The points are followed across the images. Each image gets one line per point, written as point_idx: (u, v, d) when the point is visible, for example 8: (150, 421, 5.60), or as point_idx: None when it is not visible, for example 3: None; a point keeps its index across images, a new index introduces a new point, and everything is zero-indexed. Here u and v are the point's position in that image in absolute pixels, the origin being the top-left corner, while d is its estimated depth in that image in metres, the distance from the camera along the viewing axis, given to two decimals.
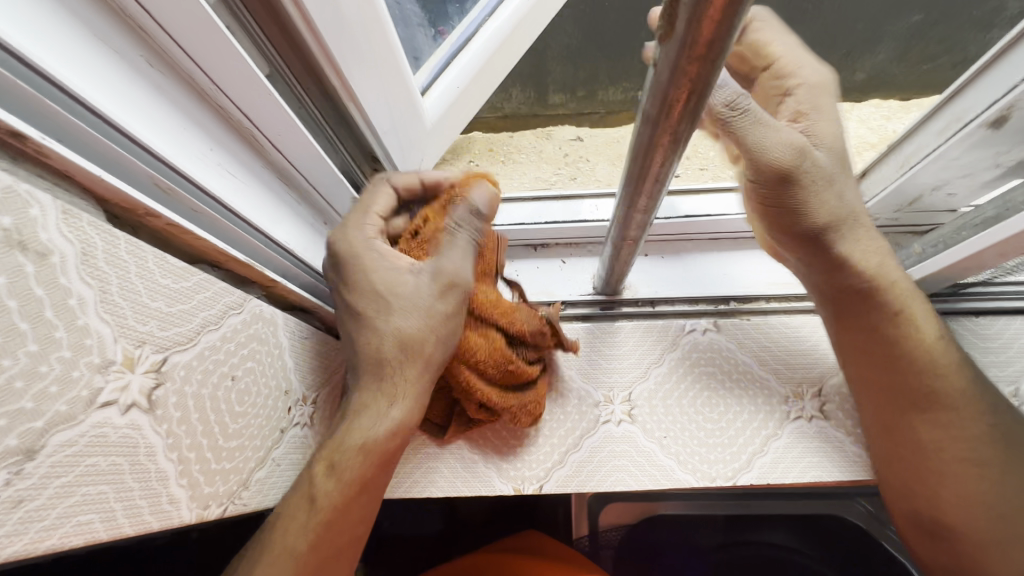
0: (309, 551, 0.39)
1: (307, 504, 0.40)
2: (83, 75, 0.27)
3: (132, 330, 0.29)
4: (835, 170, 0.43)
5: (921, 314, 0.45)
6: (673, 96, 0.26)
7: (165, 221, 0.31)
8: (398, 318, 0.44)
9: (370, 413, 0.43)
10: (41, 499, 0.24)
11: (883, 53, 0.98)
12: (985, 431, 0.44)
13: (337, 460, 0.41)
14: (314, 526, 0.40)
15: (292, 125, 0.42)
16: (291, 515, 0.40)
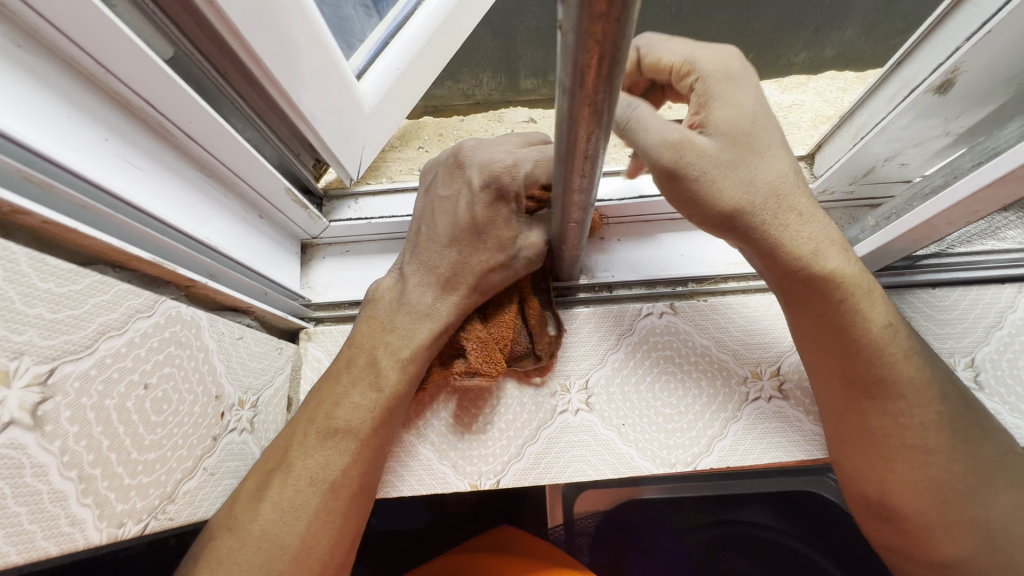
0: (365, 440, 0.44)
1: (373, 391, 0.45)
2: None
3: (4, 340, 0.26)
4: (753, 146, 0.38)
5: (877, 297, 0.42)
6: (585, 61, 0.24)
7: (41, 220, 0.28)
8: (482, 255, 0.49)
9: (416, 287, 0.49)
10: None
11: (849, 30, 0.97)
12: (937, 418, 0.42)
13: (402, 356, 0.47)
14: (376, 413, 0.45)
15: (204, 113, 0.39)
16: (357, 403, 0.45)
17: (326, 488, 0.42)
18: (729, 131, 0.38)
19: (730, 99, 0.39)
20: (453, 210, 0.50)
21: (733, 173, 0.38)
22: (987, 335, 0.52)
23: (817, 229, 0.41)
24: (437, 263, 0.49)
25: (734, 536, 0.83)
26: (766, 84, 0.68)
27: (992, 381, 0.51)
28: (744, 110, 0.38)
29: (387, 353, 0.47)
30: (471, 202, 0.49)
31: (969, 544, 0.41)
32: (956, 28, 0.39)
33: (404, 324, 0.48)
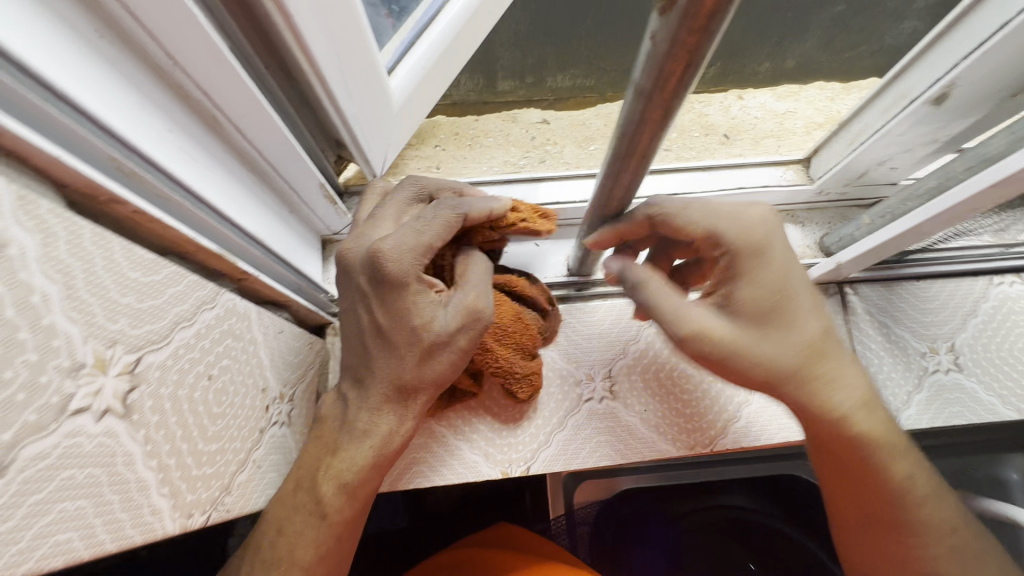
0: (310, 571, 0.41)
1: (316, 521, 0.42)
2: (41, 48, 0.24)
3: (102, 329, 0.26)
4: (789, 326, 0.42)
5: (892, 432, 0.44)
6: (669, 69, 0.27)
7: (130, 208, 0.28)
8: (399, 354, 0.43)
9: (356, 411, 0.45)
10: (15, 520, 0.22)
11: (809, 42, 1.05)
12: (957, 535, 0.43)
13: (343, 479, 0.43)
14: (322, 540, 0.42)
15: (256, 106, 0.39)
16: (299, 532, 0.42)
17: None
18: (772, 302, 0.41)
19: (756, 285, 0.41)
20: (358, 316, 0.45)
21: (773, 339, 0.41)
22: (964, 323, 0.58)
23: (847, 392, 0.43)
24: (365, 375, 0.45)
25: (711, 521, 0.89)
26: (761, 91, 0.73)
27: (969, 362, 0.57)
28: (799, 286, 0.42)
29: (327, 476, 0.43)
30: (369, 308, 0.43)
31: None
32: (952, 48, 0.44)
33: (346, 449, 0.44)
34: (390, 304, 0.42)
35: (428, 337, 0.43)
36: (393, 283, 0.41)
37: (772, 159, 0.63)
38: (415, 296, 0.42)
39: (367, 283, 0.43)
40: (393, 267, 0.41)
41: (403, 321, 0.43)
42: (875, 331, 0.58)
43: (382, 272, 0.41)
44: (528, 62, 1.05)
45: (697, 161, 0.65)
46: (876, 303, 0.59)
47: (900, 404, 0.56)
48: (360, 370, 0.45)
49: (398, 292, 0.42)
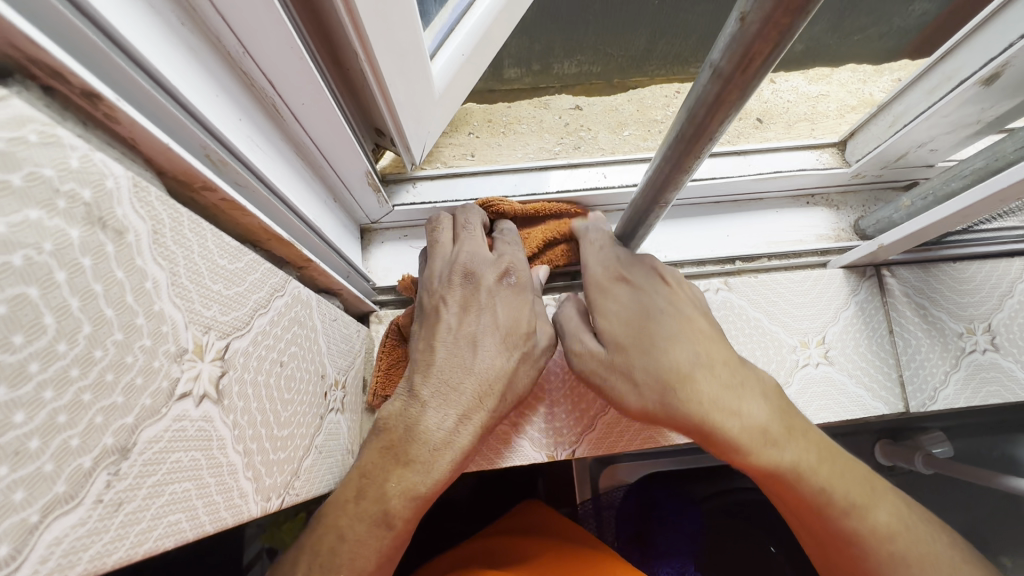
0: (381, 563, 0.40)
1: (382, 530, 0.39)
2: (146, 36, 0.24)
3: (200, 315, 0.27)
4: (658, 345, 0.45)
5: (817, 438, 0.42)
6: (756, 49, 0.27)
7: (220, 196, 0.28)
8: (504, 356, 0.46)
9: (439, 419, 0.42)
10: (136, 501, 0.22)
11: (819, 25, 1.04)
12: (903, 539, 0.40)
13: (417, 491, 0.40)
14: (383, 549, 0.40)
15: (317, 93, 0.39)
16: (361, 539, 0.39)
17: None
18: (634, 325, 0.47)
19: (619, 305, 0.49)
20: (448, 325, 0.47)
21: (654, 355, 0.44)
22: (1000, 303, 0.59)
23: (761, 406, 0.42)
24: (461, 383, 0.44)
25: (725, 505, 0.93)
26: (792, 75, 0.72)
27: (1005, 342, 0.58)
28: (648, 305, 0.48)
29: (397, 485, 0.40)
30: (479, 316, 0.48)
31: None
32: (1004, 28, 0.43)
33: (416, 459, 0.41)
34: (517, 303, 0.49)
35: (529, 342, 0.48)
36: (526, 286, 0.51)
37: (807, 143, 0.63)
38: (530, 306, 0.50)
39: (479, 286, 0.49)
40: (520, 277, 0.51)
41: (516, 318, 0.48)
42: (913, 314, 0.59)
43: (511, 275, 0.51)
44: (535, 48, 1.03)
45: (731, 145, 0.65)
46: (914, 285, 0.59)
47: (937, 384, 0.57)
48: (439, 380, 0.44)
49: (526, 291, 0.50)
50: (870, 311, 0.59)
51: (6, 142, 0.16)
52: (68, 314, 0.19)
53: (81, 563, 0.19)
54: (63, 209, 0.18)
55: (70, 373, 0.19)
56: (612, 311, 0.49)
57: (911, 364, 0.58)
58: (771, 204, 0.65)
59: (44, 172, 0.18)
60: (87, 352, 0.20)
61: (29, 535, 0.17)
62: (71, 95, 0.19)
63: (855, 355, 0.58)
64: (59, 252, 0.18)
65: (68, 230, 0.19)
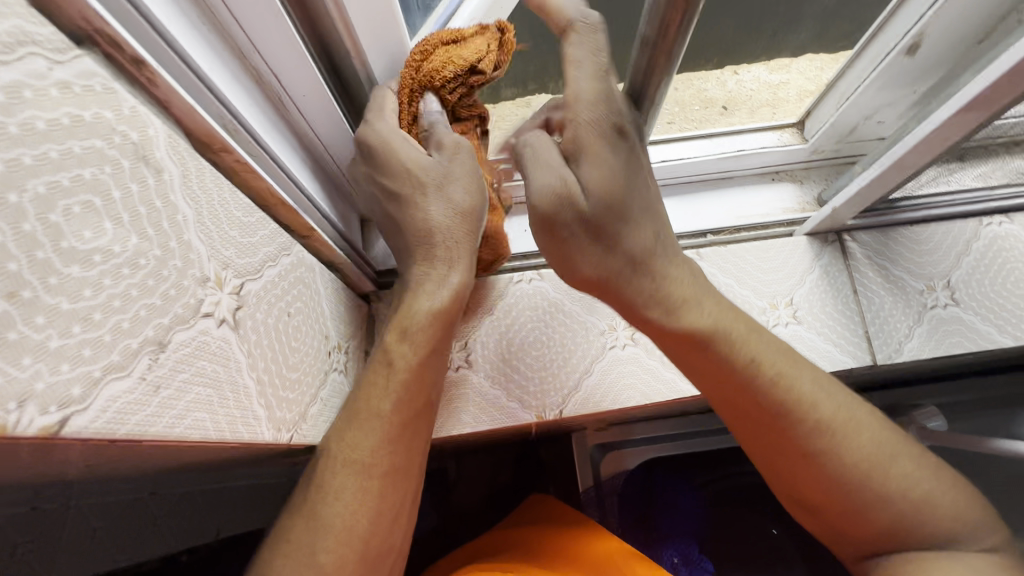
0: (396, 410, 0.42)
1: (385, 368, 0.43)
2: (180, 26, 0.30)
3: (219, 253, 0.32)
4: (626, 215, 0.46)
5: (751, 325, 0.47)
6: (671, 15, 0.32)
7: (235, 157, 0.34)
8: (421, 261, 0.48)
9: (435, 281, 0.47)
10: (171, 389, 0.27)
11: None
12: (815, 418, 0.44)
13: (393, 357, 0.44)
14: (394, 389, 0.43)
15: (316, 84, 0.45)
16: (374, 387, 0.43)
17: (368, 457, 0.41)
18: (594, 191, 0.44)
19: (549, 175, 0.44)
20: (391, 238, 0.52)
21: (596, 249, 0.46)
22: (958, 261, 0.62)
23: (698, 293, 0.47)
24: (411, 279, 0.48)
25: (726, 489, 0.94)
26: (756, 67, 0.78)
27: (965, 296, 0.62)
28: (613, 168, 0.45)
29: (394, 332, 0.45)
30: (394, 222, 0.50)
31: (881, 505, 0.44)
32: (919, 3, 0.49)
33: (406, 307, 0.46)
34: (430, 167, 0.48)
35: (437, 233, 0.47)
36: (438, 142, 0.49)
37: (768, 125, 0.69)
38: (426, 191, 0.47)
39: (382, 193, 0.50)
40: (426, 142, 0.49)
41: (456, 186, 0.47)
42: (875, 274, 0.63)
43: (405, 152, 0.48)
44: None
45: (698, 130, 0.70)
46: (874, 248, 0.63)
47: (902, 337, 0.61)
48: (421, 245, 0.48)
49: (462, 153, 0.48)
50: (833, 273, 0.63)
51: (81, 87, 0.22)
52: (121, 223, 0.24)
53: (129, 423, 0.24)
54: (118, 143, 0.24)
55: (123, 270, 0.24)
56: (543, 182, 0.44)
57: (875, 321, 0.61)
58: (740, 182, 0.70)
59: (105, 114, 0.24)
60: (135, 258, 0.25)
61: (94, 386, 0.23)
62: (123, 62, 0.25)
63: (822, 314, 0.62)
64: (115, 175, 0.24)
65: (121, 159, 0.24)
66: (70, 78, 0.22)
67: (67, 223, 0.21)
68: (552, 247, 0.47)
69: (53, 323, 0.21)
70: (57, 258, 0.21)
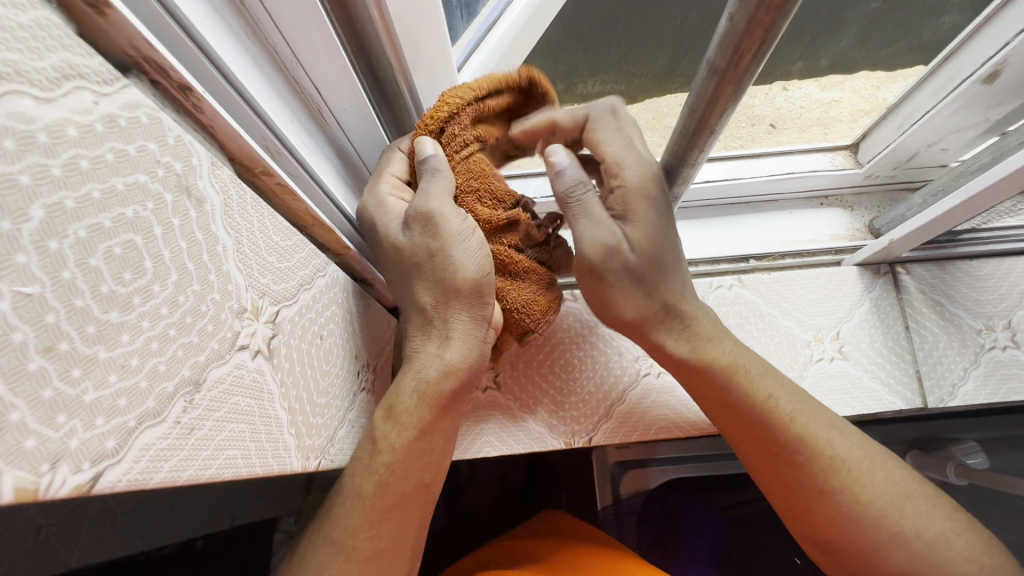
0: (378, 497, 0.38)
1: (369, 450, 0.40)
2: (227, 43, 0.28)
3: (257, 281, 0.31)
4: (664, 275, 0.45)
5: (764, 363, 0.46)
6: (745, 46, 0.30)
7: (275, 180, 0.32)
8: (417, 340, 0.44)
9: (426, 358, 0.42)
10: (204, 429, 0.26)
11: None
12: (825, 462, 0.42)
13: (374, 440, 0.40)
14: (376, 476, 0.39)
15: (357, 98, 0.43)
16: (358, 469, 0.40)
17: (348, 537, 0.38)
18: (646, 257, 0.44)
19: (599, 225, 0.43)
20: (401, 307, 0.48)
21: (634, 295, 0.44)
22: (1021, 301, 0.59)
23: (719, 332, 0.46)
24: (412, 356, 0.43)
25: (749, 514, 0.89)
26: (807, 83, 0.75)
27: None
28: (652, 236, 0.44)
29: (382, 415, 0.41)
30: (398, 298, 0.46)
31: (900, 553, 0.40)
32: (1001, 28, 0.46)
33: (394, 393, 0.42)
34: (409, 248, 0.42)
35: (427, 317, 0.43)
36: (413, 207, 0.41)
37: (819, 146, 0.65)
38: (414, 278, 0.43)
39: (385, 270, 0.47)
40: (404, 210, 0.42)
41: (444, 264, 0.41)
42: (929, 309, 0.59)
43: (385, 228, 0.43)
44: None
45: (744, 148, 0.67)
46: (930, 282, 0.60)
47: (956, 380, 0.57)
48: (420, 321, 0.44)
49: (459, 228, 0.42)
50: (884, 307, 0.60)
51: (127, 120, 0.21)
52: (161, 260, 0.23)
53: (162, 471, 0.23)
54: (161, 176, 0.23)
55: (161, 310, 0.23)
56: (591, 234, 0.43)
57: (928, 360, 0.58)
58: (786, 205, 0.67)
59: (150, 146, 0.22)
60: (174, 295, 0.24)
61: (128, 436, 0.21)
62: (169, 87, 0.24)
63: (870, 350, 0.58)
64: (157, 211, 0.23)
65: (164, 193, 0.23)
66: (116, 111, 0.20)
67: (107, 266, 0.20)
68: (596, 291, 0.45)
69: (89, 375, 0.19)
70: (95, 304, 0.20)
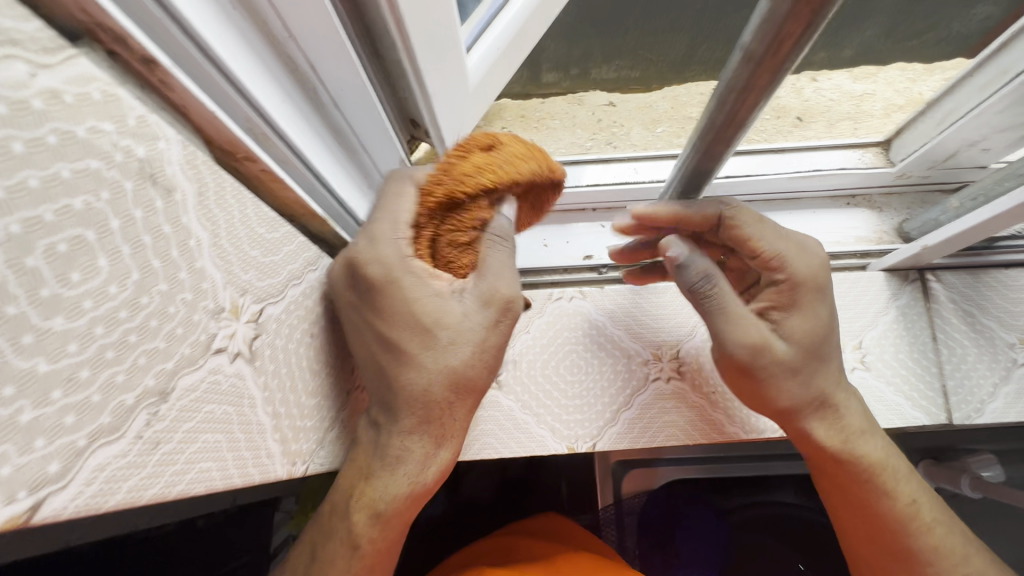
0: None
1: (348, 550, 0.36)
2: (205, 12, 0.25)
3: (238, 278, 0.28)
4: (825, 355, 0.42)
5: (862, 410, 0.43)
6: (789, 30, 0.27)
7: (261, 167, 0.29)
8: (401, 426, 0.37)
9: (413, 461, 0.37)
10: (173, 442, 0.24)
11: None
12: (917, 511, 0.41)
13: (376, 509, 0.36)
14: (349, 569, 0.37)
15: (356, 79, 0.40)
16: (331, 547, 0.37)
17: None
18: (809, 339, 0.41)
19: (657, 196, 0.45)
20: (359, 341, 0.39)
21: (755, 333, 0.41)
22: None
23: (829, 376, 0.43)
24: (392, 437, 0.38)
25: (753, 518, 0.86)
26: (836, 74, 0.70)
27: None
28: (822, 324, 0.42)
29: (359, 505, 0.36)
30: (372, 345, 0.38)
31: None
32: None
33: (382, 479, 0.37)
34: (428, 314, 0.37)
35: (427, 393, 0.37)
36: (419, 278, 0.37)
37: (848, 142, 0.61)
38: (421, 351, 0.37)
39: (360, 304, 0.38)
40: (372, 269, 0.37)
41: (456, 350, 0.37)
42: (959, 320, 0.56)
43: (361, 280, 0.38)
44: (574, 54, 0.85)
45: (768, 142, 0.63)
46: (961, 291, 0.57)
47: (985, 396, 0.54)
48: (418, 419, 0.37)
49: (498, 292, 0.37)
50: (911, 316, 0.56)
51: (74, 97, 0.18)
52: (119, 259, 0.20)
53: (119, 493, 0.21)
54: (120, 162, 0.20)
55: (119, 315, 0.20)
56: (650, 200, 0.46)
57: (955, 374, 0.55)
58: (809, 204, 0.63)
59: (105, 127, 0.19)
60: (135, 297, 0.21)
61: (76, 457, 0.19)
62: (129, 59, 0.21)
63: (894, 361, 0.55)
64: (114, 202, 0.20)
65: (123, 181, 0.20)
66: (59, 85, 0.18)
67: (49, 266, 0.17)
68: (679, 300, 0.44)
69: (26, 391, 0.17)
70: (34, 310, 0.17)
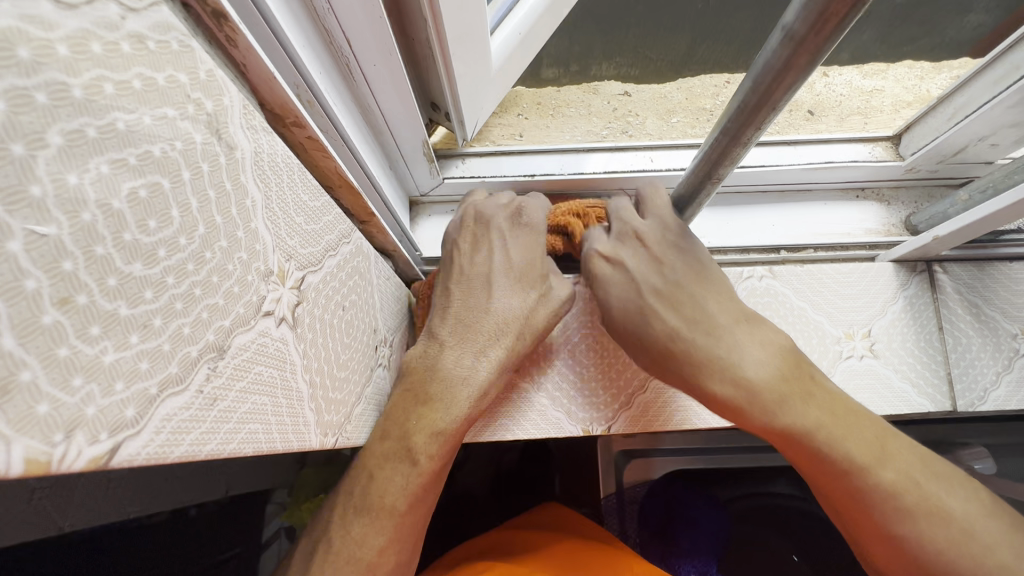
0: (405, 514, 0.40)
1: (408, 466, 0.40)
2: None
3: (285, 243, 0.28)
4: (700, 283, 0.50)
5: (823, 399, 0.42)
6: (833, 10, 0.27)
7: (307, 133, 0.30)
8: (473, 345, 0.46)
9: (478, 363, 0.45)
10: (227, 400, 0.24)
11: None
12: (898, 486, 0.40)
13: (438, 426, 0.42)
14: (411, 488, 0.40)
15: (390, 56, 0.40)
16: (388, 478, 0.40)
17: (368, 560, 0.38)
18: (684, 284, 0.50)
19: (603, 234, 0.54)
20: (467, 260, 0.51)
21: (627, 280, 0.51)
22: None
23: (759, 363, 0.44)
24: (475, 329, 0.47)
25: (751, 508, 0.86)
26: (846, 70, 0.71)
27: None
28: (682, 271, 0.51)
29: (420, 423, 0.42)
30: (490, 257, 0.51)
31: None
32: None
33: (447, 395, 0.43)
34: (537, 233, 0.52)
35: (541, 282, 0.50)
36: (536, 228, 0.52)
37: (860, 135, 0.62)
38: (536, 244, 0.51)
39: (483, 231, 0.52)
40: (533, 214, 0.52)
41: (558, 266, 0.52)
42: (964, 311, 0.58)
43: (523, 215, 0.52)
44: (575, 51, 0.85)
45: (781, 135, 0.64)
46: (966, 283, 0.58)
47: (988, 385, 0.56)
48: (488, 329, 0.47)
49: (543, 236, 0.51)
50: (919, 306, 0.58)
51: (156, 43, 0.18)
52: (189, 211, 0.20)
53: (184, 445, 0.21)
54: (192, 114, 0.20)
55: (187, 267, 0.21)
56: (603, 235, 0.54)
57: (960, 363, 0.56)
58: (820, 196, 0.64)
59: (180, 77, 0.20)
60: (200, 251, 0.21)
61: (149, 404, 0.19)
62: (202, 13, 0.21)
63: (901, 350, 0.57)
64: (186, 152, 0.20)
65: (194, 133, 0.20)
66: (144, 31, 0.18)
67: (131, 211, 0.18)
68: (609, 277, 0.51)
69: (110, 333, 0.17)
70: (118, 253, 0.17)
